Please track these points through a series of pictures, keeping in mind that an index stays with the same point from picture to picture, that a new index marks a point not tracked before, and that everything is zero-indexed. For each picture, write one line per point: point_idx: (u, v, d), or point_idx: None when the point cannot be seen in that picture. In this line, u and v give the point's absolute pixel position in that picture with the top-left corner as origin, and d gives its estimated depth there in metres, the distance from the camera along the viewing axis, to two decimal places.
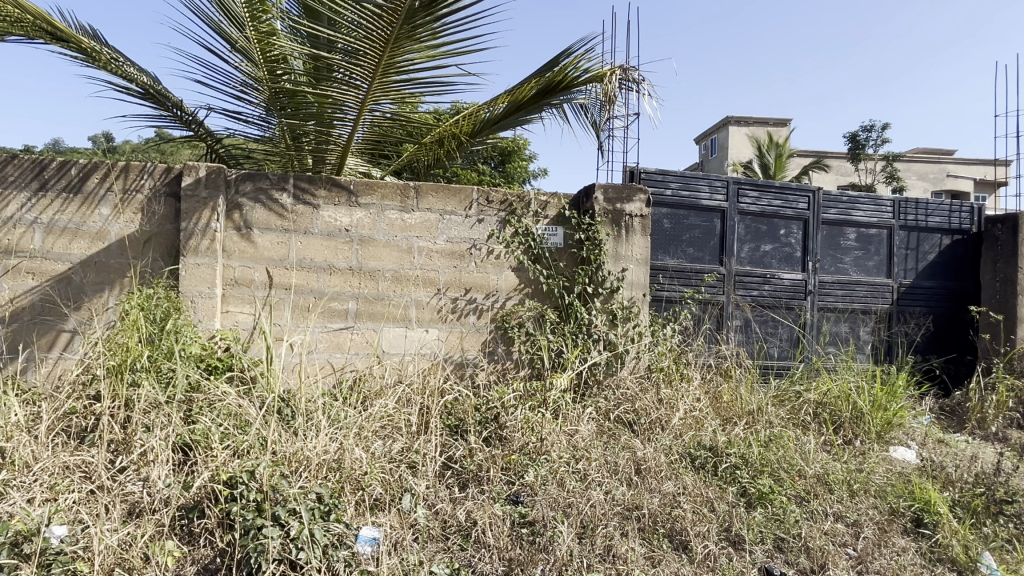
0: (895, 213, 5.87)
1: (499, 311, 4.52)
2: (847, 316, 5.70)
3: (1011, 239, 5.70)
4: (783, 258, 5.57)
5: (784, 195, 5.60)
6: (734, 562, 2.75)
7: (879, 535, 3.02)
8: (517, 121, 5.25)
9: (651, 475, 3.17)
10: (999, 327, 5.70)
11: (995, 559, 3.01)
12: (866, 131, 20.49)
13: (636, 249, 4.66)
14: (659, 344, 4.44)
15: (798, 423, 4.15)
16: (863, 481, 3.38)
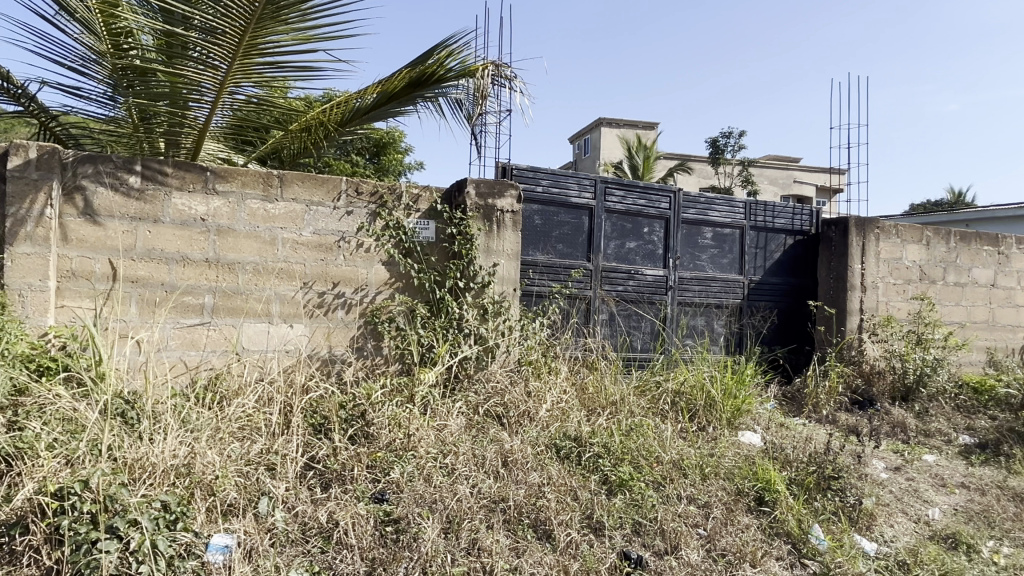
0: (746, 214, 6.31)
1: (368, 306, 4.42)
2: (703, 310, 6.07)
3: (843, 240, 6.29)
4: (646, 255, 5.84)
5: (647, 195, 5.86)
6: (594, 548, 2.85)
7: (726, 514, 3.23)
8: (390, 112, 5.15)
9: (517, 467, 3.22)
10: (833, 319, 6.28)
11: (824, 530, 3.31)
12: (724, 137, 21.91)
13: (507, 244, 4.72)
14: (528, 338, 4.50)
15: (657, 412, 4.37)
16: (713, 464, 3.61)
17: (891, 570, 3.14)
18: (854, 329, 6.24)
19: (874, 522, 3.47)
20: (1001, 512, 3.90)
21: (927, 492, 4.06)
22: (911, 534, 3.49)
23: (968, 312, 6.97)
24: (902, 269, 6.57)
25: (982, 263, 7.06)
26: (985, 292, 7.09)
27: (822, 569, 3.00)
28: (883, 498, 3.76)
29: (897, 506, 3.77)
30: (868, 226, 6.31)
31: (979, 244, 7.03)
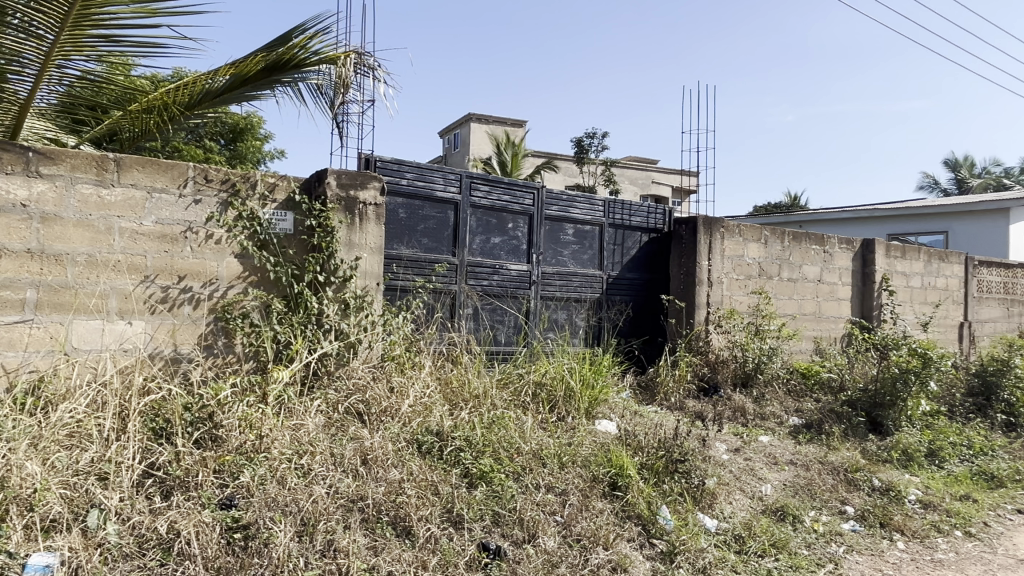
0: (605, 212, 6.57)
1: (218, 301, 4.16)
2: (564, 304, 6.26)
3: (692, 238, 6.71)
4: (510, 250, 5.93)
5: (512, 191, 5.94)
6: (454, 542, 2.87)
7: (582, 500, 3.36)
8: (244, 96, 4.88)
9: (377, 464, 3.16)
10: (683, 312, 6.69)
11: (671, 510, 3.53)
12: (589, 137, 22.71)
13: (369, 237, 4.62)
14: (392, 333, 4.43)
15: (518, 404, 4.44)
16: (570, 452, 3.73)
17: (729, 544, 3.41)
18: (702, 321, 6.66)
19: (715, 501, 3.74)
20: (821, 485, 4.34)
21: (761, 470, 4.43)
22: (746, 509, 3.80)
23: (798, 305, 7.66)
24: (743, 266, 7.10)
25: (810, 260, 7.79)
26: (813, 286, 7.83)
27: (668, 548, 3.21)
28: (723, 477, 4.06)
29: (735, 484, 4.08)
30: (714, 226, 6.77)
31: (807, 243, 7.75)
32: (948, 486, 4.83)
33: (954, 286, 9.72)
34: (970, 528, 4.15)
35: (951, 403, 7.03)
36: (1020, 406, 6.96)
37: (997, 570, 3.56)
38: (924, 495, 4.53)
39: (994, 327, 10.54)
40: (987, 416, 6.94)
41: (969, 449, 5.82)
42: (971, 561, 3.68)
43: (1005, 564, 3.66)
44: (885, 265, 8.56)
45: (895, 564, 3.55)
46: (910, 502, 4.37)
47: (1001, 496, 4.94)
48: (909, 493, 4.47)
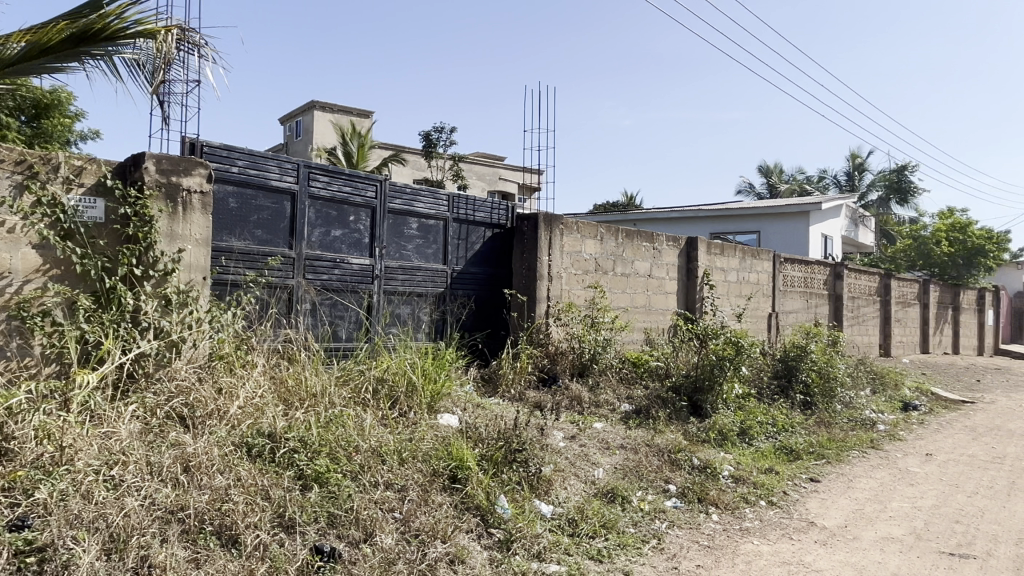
0: (449, 206, 6.58)
1: (12, 298, 3.69)
2: (407, 299, 6.20)
3: (533, 234, 6.90)
4: (351, 244, 5.77)
5: (353, 182, 5.79)
6: (285, 547, 2.76)
7: (422, 494, 3.36)
8: (46, 69, 4.29)
9: (200, 472, 2.95)
10: (525, 306, 6.88)
11: (508, 499, 3.63)
12: (437, 131, 22.67)
13: (194, 228, 4.31)
14: (220, 330, 4.15)
15: (358, 401, 4.34)
16: (410, 447, 3.70)
17: (563, 528, 3.56)
18: (542, 314, 6.88)
19: (551, 487, 3.89)
20: (648, 467, 4.65)
21: (595, 455, 4.66)
22: (580, 493, 3.98)
23: (630, 298, 8.14)
24: (581, 261, 7.42)
25: (641, 257, 8.30)
26: (644, 281, 8.34)
27: (505, 536, 3.29)
28: (559, 464, 4.22)
29: (570, 470, 4.26)
30: (554, 222, 7.01)
31: (639, 240, 8.25)
32: (755, 461, 5.36)
33: (764, 281, 10.78)
34: (772, 497, 4.63)
35: (759, 385, 7.81)
36: (815, 386, 7.88)
37: (792, 533, 4.01)
38: (735, 470, 4.99)
39: (796, 317, 11.82)
40: (788, 397, 7.79)
41: (773, 427, 6.51)
42: (772, 526, 4.11)
43: (799, 527, 4.13)
44: (706, 261, 9.31)
45: (709, 534, 3.88)
46: (723, 477, 4.81)
47: (797, 467, 5.57)
48: (723, 469, 4.91)
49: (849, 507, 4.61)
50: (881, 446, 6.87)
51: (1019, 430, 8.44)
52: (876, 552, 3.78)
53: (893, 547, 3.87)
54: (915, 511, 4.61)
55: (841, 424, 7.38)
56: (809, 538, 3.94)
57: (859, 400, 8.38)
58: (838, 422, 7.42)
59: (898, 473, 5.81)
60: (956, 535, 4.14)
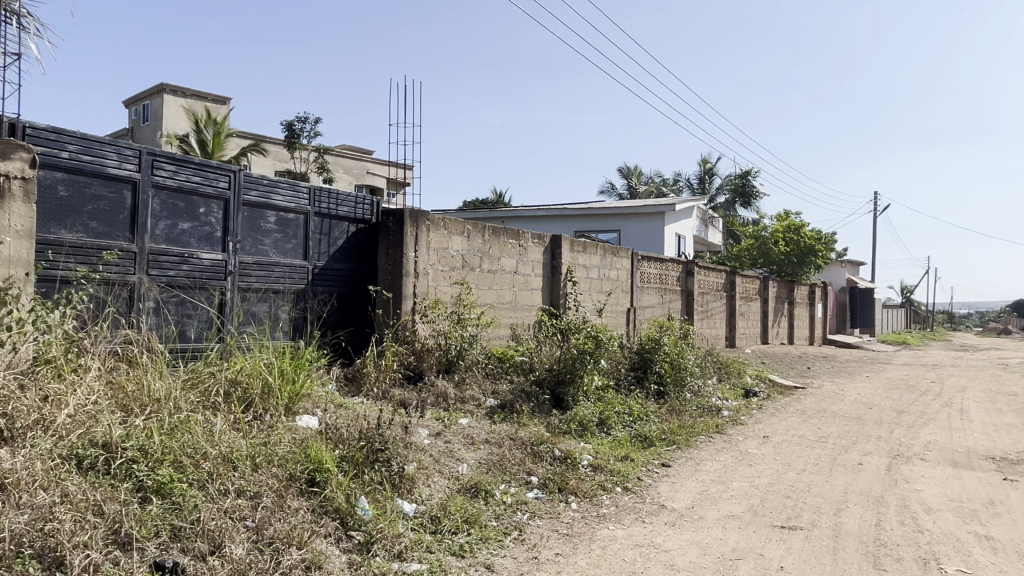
0: (310, 200, 6.35)
1: None
2: (264, 296, 5.91)
3: (399, 230, 6.80)
4: (202, 238, 5.42)
5: (203, 172, 5.43)
6: (120, 566, 2.56)
7: (277, 500, 3.22)
8: None
9: (18, 490, 2.66)
10: (390, 303, 6.77)
11: (369, 500, 3.56)
12: (300, 121, 21.81)
13: (14, 219, 3.88)
14: (46, 332, 3.75)
15: (207, 405, 4.08)
16: (265, 452, 3.52)
17: (425, 526, 3.55)
18: (408, 311, 6.80)
19: (413, 485, 3.86)
20: (511, 460, 4.73)
21: (459, 451, 4.68)
22: (443, 490, 3.98)
23: (497, 295, 8.24)
24: (447, 257, 7.41)
25: (508, 253, 8.42)
26: (510, 277, 8.46)
27: (365, 538, 3.24)
28: (423, 461, 4.20)
29: (434, 467, 4.25)
30: (420, 218, 6.94)
31: (505, 237, 8.36)
32: (612, 449, 5.62)
33: (623, 277, 11.29)
34: (627, 483, 4.86)
35: (617, 377, 8.18)
36: (667, 376, 8.36)
37: (644, 516, 4.23)
38: (594, 459, 5.20)
39: (652, 311, 12.48)
40: (644, 387, 8.22)
41: (630, 416, 6.84)
42: (626, 511, 4.32)
43: (650, 510, 4.37)
44: (569, 258, 9.62)
45: (568, 523, 4.01)
46: (583, 467, 4.99)
47: (651, 454, 5.89)
48: (583, 459, 5.10)
49: (696, 489, 4.94)
50: (725, 431, 7.41)
51: (840, 411, 9.42)
52: (718, 529, 4.07)
53: (732, 524, 4.19)
54: (752, 489, 5.01)
55: (690, 412, 7.89)
56: (660, 520, 4.18)
57: (707, 388, 9.00)
58: (688, 410, 7.93)
59: (739, 455, 6.30)
60: (786, 509, 4.54)
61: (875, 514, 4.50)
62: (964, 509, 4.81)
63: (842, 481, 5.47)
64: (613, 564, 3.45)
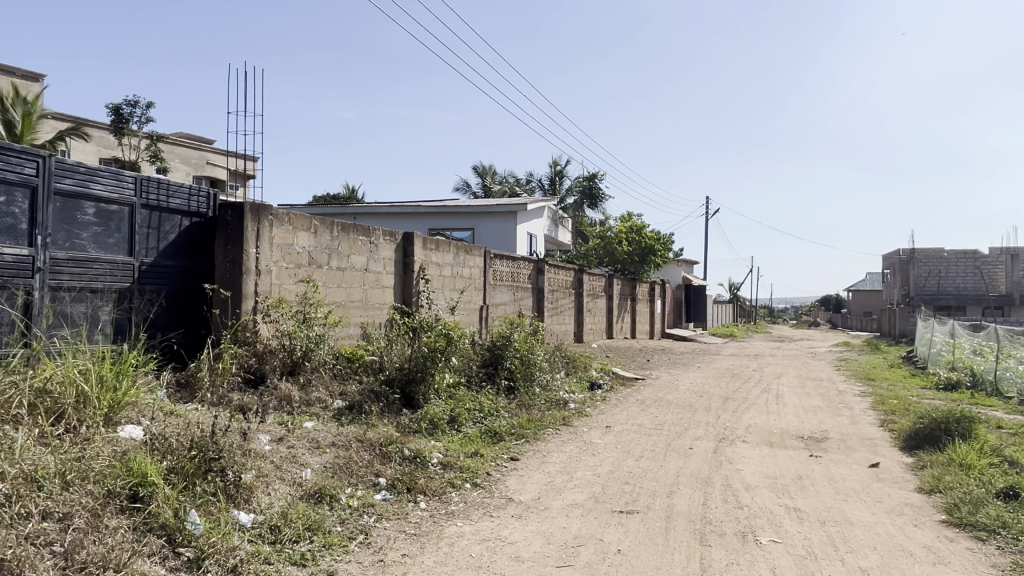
0: (135, 190, 5.83)
1: None
2: (81, 295, 5.35)
3: (239, 225, 6.41)
4: (3, 230, 4.80)
5: (5, 156, 4.81)
6: None
7: (91, 521, 2.95)
8: None
9: None
10: (228, 302, 6.37)
11: (201, 513, 3.33)
12: (129, 106, 19.99)
13: None
14: None
15: (8, 419, 3.62)
16: (78, 468, 3.19)
17: (263, 537, 3.38)
18: (249, 310, 6.45)
19: (252, 494, 3.66)
20: (358, 462, 4.63)
21: (303, 456, 4.49)
22: (285, 497, 3.80)
23: (346, 293, 8.00)
24: (292, 254, 7.10)
25: (357, 251, 8.22)
26: (359, 275, 8.26)
27: (195, 555, 3.03)
28: (263, 469, 3.99)
29: (274, 474, 4.05)
30: (262, 213, 6.59)
31: (354, 233, 8.15)
32: (463, 446, 5.65)
33: (476, 275, 11.40)
34: (476, 479, 4.92)
35: (468, 373, 8.17)
36: (517, 372, 8.55)
37: (492, 511, 4.30)
38: (443, 456, 5.21)
39: (504, 309, 12.70)
40: (494, 383, 8.35)
41: (480, 412, 6.92)
42: (474, 507, 4.36)
43: (498, 504, 4.45)
44: (422, 255, 9.54)
45: (415, 523, 3.99)
46: (432, 465, 4.99)
47: (500, 448, 6.00)
48: (432, 457, 5.10)
49: (543, 480, 5.09)
50: (571, 423, 7.71)
51: (675, 400, 10.10)
52: (562, 518, 4.22)
53: (575, 512, 4.36)
54: (594, 477, 5.25)
55: (539, 406, 8.12)
56: (507, 514, 4.26)
57: (555, 382, 9.31)
58: (537, 404, 8.16)
59: (584, 446, 6.57)
60: (625, 494, 4.80)
61: (702, 494, 4.88)
62: (777, 485, 5.34)
63: (675, 465, 5.88)
64: (460, 560, 3.47)
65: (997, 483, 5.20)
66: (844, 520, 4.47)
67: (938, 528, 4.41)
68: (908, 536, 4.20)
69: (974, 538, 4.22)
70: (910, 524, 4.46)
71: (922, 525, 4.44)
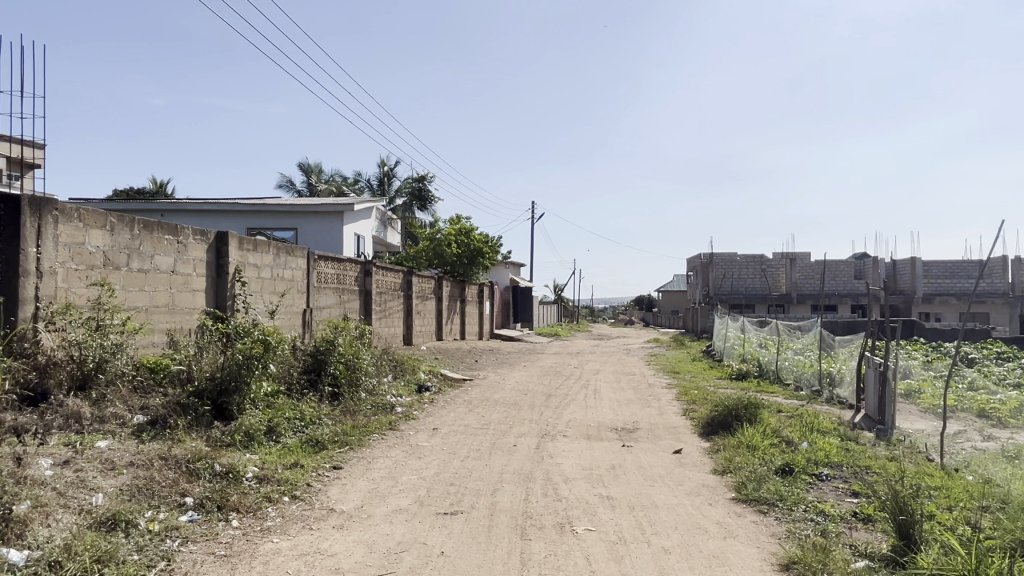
0: None
1: None
2: None
3: (12, 222, 5.62)
4: None
5: None
6: None
7: None
8: None
9: None
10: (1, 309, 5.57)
11: None
12: None
13: None
14: None
15: None
16: None
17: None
18: (28, 318, 5.67)
19: (27, 528, 3.24)
20: (160, 482, 4.24)
21: (95, 479, 4.04)
22: (67, 529, 3.38)
23: (149, 297, 7.30)
24: (84, 254, 6.34)
25: (163, 251, 7.53)
26: (165, 278, 7.56)
27: None
28: (41, 497, 3.53)
29: (57, 503, 3.60)
30: (43, 208, 5.83)
31: (159, 232, 7.46)
32: (281, 457, 5.39)
33: (298, 277, 10.91)
34: (295, 491, 4.70)
35: (289, 381, 7.78)
36: (342, 377, 8.29)
37: (312, 523, 4.13)
38: (259, 470, 4.92)
39: (329, 312, 12.26)
40: (317, 390, 8.02)
41: (301, 421, 6.63)
42: (293, 521, 4.17)
43: (318, 516, 4.28)
44: (238, 257, 8.95)
45: (226, 543, 3.73)
46: (246, 480, 4.69)
47: (322, 458, 5.79)
48: (247, 471, 4.80)
49: (366, 488, 4.99)
50: (397, 427, 7.62)
51: (501, 399, 10.34)
52: (385, 525, 4.16)
53: (399, 517, 4.31)
54: (420, 481, 5.24)
55: (364, 412, 7.94)
56: (327, 525, 4.11)
57: (381, 387, 9.16)
58: (362, 410, 7.97)
59: (409, 450, 6.53)
60: (449, 496, 4.83)
61: (524, 490, 5.03)
62: (592, 475, 5.65)
63: (499, 463, 6.02)
64: None
65: (776, 461, 5.90)
66: (650, 504, 4.83)
67: (728, 505, 4.91)
68: (703, 515, 4.63)
69: (757, 511, 4.75)
70: (706, 503, 4.92)
71: (715, 504, 4.91)
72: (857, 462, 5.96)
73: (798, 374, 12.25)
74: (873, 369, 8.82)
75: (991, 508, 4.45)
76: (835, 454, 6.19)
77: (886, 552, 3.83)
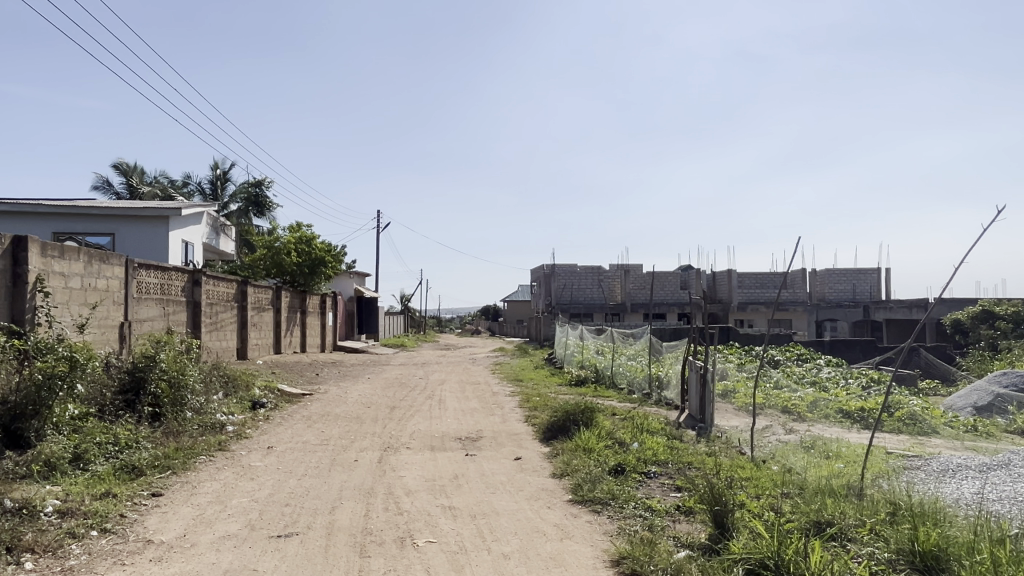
0: None
1: None
2: None
3: None
4: None
5: None
6: None
7: None
8: None
9: None
10: None
11: None
12: None
13: None
14: None
15: None
16: None
17: None
18: None
19: None
20: None
21: None
22: None
23: None
24: None
25: None
26: None
27: None
28: None
29: None
30: None
31: None
32: (89, 487, 4.85)
33: (113, 287, 9.90)
34: (106, 524, 4.25)
35: (100, 402, 7.03)
36: (164, 397, 7.60)
37: (124, 558, 3.75)
38: (61, 503, 4.40)
39: (150, 325, 11.22)
40: (134, 411, 7.30)
41: (114, 446, 6.01)
42: (101, 557, 3.76)
43: (133, 550, 3.90)
44: (40, 264, 7.98)
45: None
46: (45, 516, 4.17)
47: (139, 485, 5.29)
48: (45, 506, 4.27)
49: (190, 515, 4.61)
50: (227, 447, 7.13)
51: (343, 413, 10.01)
52: (212, 553, 3.87)
53: (227, 544, 4.03)
54: (251, 504, 4.94)
55: (190, 433, 7.36)
56: (143, 559, 3.76)
57: (211, 405, 8.53)
58: (187, 431, 7.37)
59: (240, 471, 6.14)
60: (284, 517, 4.60)
61: (364, 506, 4.90)
62: (435, 486, 5.63)
63: (339, 479, 5.82)
64: None
65: (609, 462, 6.20)
66: (491, 512, 4.88)
67: (565, 506, 5.10)
68: (542, 518, 4.77)
69: (592, 511, 4.97)
70: (544, 507, 5.06)
71: (553, 506, 5.08)
72: (679, 459, 6.42)
73: (631, 378, 13.00)
74: (694, 372, 9.56)
75: (790, 494, 4.97)
76: (661, 452, 6.63)
77: (703, 541, 4.15)
